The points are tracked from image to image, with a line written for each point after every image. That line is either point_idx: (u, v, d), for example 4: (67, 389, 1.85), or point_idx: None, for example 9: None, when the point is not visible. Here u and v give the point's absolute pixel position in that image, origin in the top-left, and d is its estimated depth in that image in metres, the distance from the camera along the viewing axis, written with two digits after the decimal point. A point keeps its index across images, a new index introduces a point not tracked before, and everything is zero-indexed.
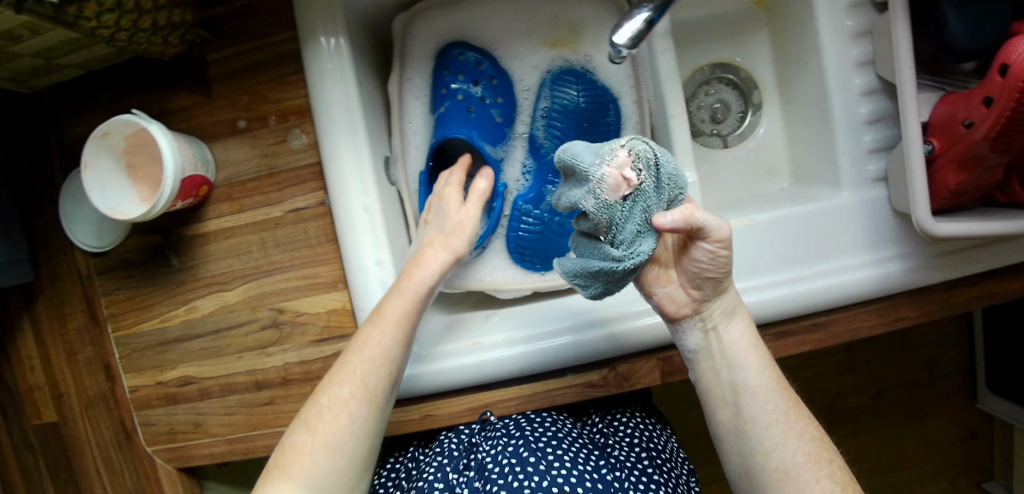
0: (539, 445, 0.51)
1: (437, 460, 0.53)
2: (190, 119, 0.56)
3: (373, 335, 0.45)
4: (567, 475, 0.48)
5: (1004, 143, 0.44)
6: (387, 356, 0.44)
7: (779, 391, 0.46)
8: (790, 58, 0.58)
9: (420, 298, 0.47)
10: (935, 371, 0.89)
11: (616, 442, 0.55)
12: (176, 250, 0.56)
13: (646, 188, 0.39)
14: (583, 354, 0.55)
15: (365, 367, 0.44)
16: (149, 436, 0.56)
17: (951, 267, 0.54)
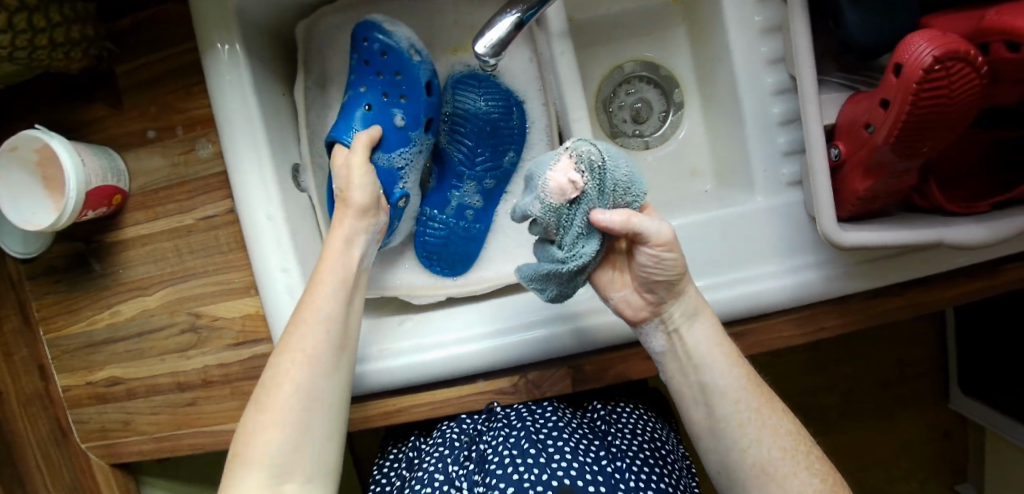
0: (539, 437, 0.49)
1: (438, 454, 0.53)
2: (104, 131, 0.56)
3: (301, 332, 0.43)
4: (566, 466, 0.46)
5: (908, 149, 0.41)
6: (318, 352, 0.43)
7: (750, 385, 0.42)
8: (707, 53, 0.59)
9: (341, 288, 0.46)
10: (905, 369, 0.87)
11: (618, 431, 0.54)
12: (97, 256, 0.58)
13: (589, 191, 0.38)
14: (553, 347, 0.57)
15: (298, 365, 0.42)
16: (82, 433, 0.61)
17: (862, 276, 0.53)
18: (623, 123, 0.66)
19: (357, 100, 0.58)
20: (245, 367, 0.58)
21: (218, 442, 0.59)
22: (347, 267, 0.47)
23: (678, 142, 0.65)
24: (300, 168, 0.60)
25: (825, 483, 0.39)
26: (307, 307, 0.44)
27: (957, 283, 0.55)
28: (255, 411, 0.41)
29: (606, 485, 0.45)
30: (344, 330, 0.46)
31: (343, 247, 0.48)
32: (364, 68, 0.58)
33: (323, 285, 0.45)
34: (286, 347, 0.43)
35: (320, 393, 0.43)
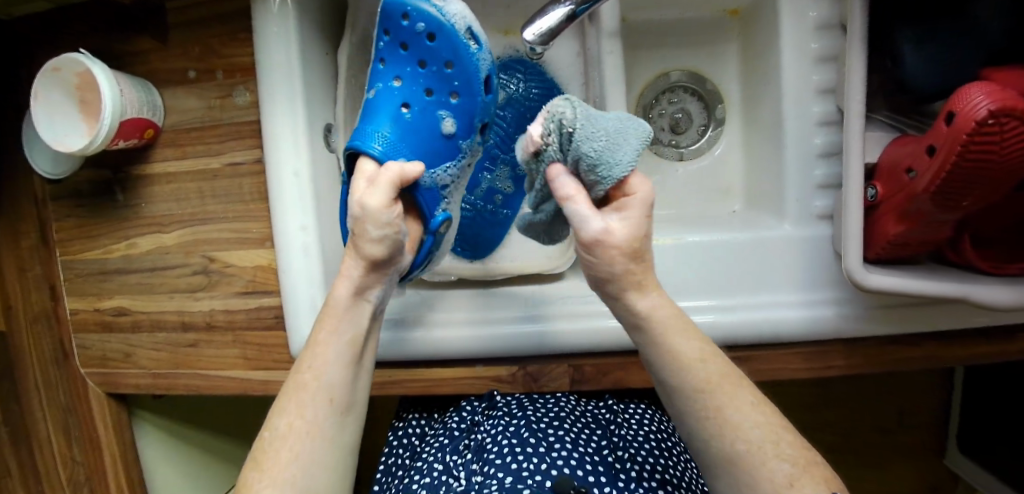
0: (539, 426, 0.52)
1: (441, 440, 0.55)
2: (146, 64, 0.57)
3: (310, 361, 0.42)
4: (566, 456, 0.48)
5: (949, 201, 0.40)
6: (326, 384, 0.41)
7: (706, 385, 0.39)
8: (755, 75, 0.58)
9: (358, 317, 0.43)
10: (903, 419, 0.85)
11: (622, 423, 0.56)
12: (122, 186, 0.58)
13: (552, 152, 0.39)
14: (528, 346, 0.56)
15: (305, 397, 0.41)
16: (84, 359, 0.63)
17: (878, 321, 0.52)
18: (660, 131, 0.65)
19: (392, 96, 0.48)
20: (250, 317, 0.58)
21: (214, 386, 0.60)
22: (355, 329, 0.43)
23: (713, 159, 0.64)
24: (333, 129, 0.60)
25: (796, 468, 0.36)
26: (308, 371, 0.41)
27: (973, 344, 0.55)
28: (253, 471, 0.39)
29: (606, 475, 0.48)
30: (358, 361, 0.44)
31: (351, 303, 0.43)
32: (402, 54, 0.48)
33: (324, 348, 0.42)
34: (285, 411, 0.41)
35: (318, 464, 0.40)
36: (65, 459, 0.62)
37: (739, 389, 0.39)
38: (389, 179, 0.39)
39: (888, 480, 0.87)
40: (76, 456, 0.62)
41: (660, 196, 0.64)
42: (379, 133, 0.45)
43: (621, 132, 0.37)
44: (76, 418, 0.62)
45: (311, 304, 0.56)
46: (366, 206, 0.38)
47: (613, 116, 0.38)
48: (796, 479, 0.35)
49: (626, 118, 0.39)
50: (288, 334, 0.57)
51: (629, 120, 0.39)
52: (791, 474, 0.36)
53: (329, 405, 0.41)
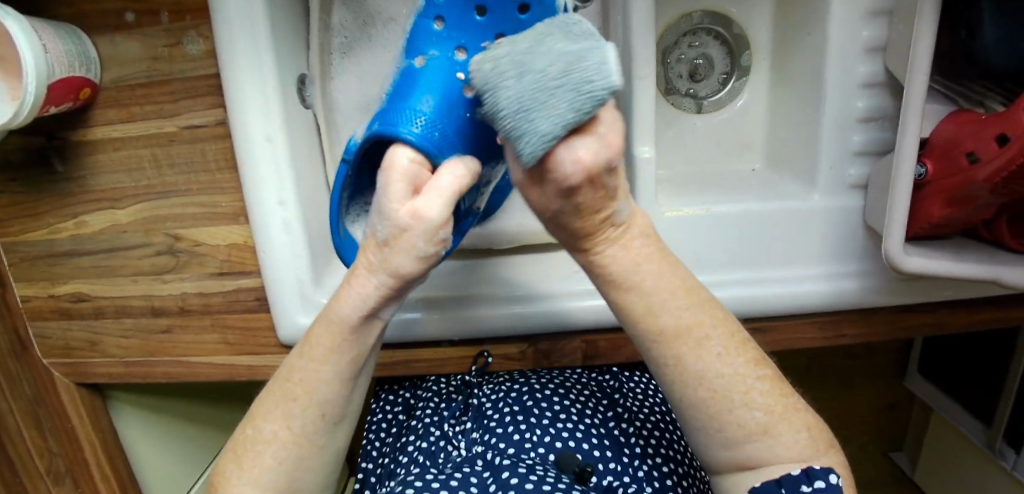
0: (543, 394, 0.50)
1: (438, 404, 0.53)
2: (68, 4, 0.46)
3: (297, 369, 0.36)
4: (572, 429, 0.47)
5: (1008, 189, 0.37)
6: (315, 398, 0.36)
7: (662, 336, 0.35)
8: (793, 21, 0.51)
9: (357, 329, 0.34)
10: (872, 347, 0.83)
11: (627, 390, 0.54)
12: (60, 155, 0.50)
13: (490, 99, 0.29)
14: (541, 325, 0.53)
15: (291, 407, 0.36)
16: (44, 349, 0.57)
17: (902, 292, 0.50)
18: (677, 78, 0.58)
19: (447, 68, 0.37)
20: (228, 300, 0.53)
21: (196, 373, 0.56)
22: (360, 346, 0.36)
23: (734, 111, 0.58)
24: (308, 80, 0.51)
25: (769, 416, 0.34)
26: (298, 387, 0.36)
27: (988, 309, 0.52)
28: (232, 464, 0.37)
29: (612, 449, 0.47)
30: (359, 372, 0.37)
31: (362, 323, 0.34)
32: (476, 21, 0.39)
33: (320, 366, 0.35)
34: (270, 418, 0.36)
35: (304, 468, 0.37)
36: (41, 451, 0.56)
37: (705, 340, 0.35)
38: (453, 189, 0.29)
39: (852, 407, 0.87)
40: (54, 449, 0.57)
41: (677, 155, 0.59)
42: (415, 113, 0.33)
43: (524, 112, 0.26)
44: (45, 410, 0.56)
45: (298, 287, 0.51)
46: (428, 225, 0.28)
47: (534, 78, 0.26)
48: (771, 427, 0.34)
49: (569, 79, 0.25)
50: (272, 316, 0.52)
51: (557, 86, 0.25)
52: (764, 422, 0.34)
53: (320, 420, 0.37)
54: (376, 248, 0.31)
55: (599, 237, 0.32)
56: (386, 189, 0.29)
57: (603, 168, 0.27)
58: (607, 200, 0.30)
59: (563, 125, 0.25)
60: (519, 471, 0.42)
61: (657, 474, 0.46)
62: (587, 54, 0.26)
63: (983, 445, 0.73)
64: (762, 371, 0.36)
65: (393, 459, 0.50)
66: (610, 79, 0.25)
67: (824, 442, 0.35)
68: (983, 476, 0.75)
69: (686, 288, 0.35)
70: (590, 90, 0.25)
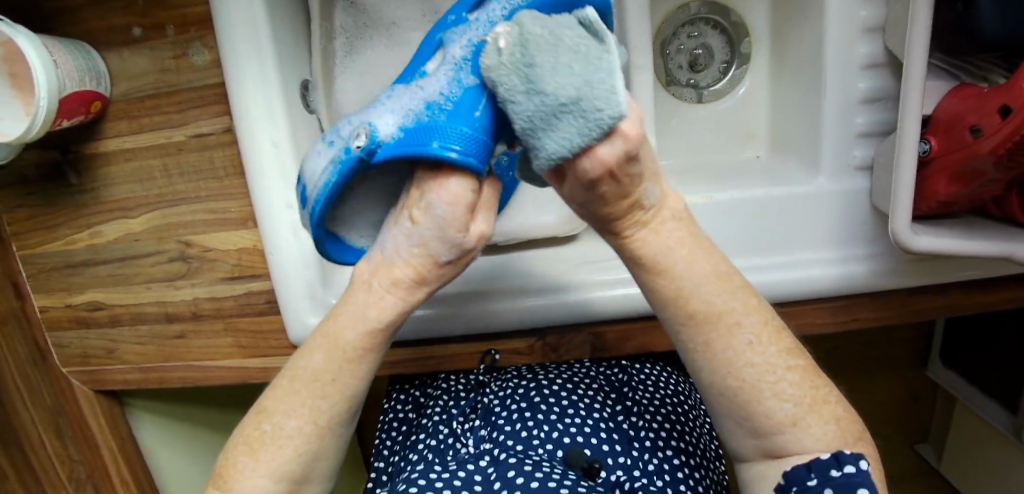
0: (551, 390, 0.50)
1: (446, 401, 0.53)
2: (78, 22, 0.48)
3: (324, 362, 0.35)
4: (579, 422, 0.48)
5: (1012, 162, 0.36)
6: (341, 392, 0.35)
7: (692, 320, 0.34)
8: (791, 5, 0.51)
9: (378, 327, 0.35)
10: (889, 332, 0.82)
11: (637, 383, 0.53)
12: (74, 167, 0.51)
13: (509, 64, 0.28)
14: (545, 317, 0.54)
15: (315, 401, 0.35)
16: (64, 358, 0.58)
17: (914, 274, 0.49)
18: (677, 69, 0.58)
19: None
20: (240, 304, 0.54)
21: (212, 377, 0.57)
22: (387, 344, 0.36)
23: (736, 99, 0.58)
24: (311, 85, 0.52)
25: (798, 408, 0.33)
26: (329, 384, 0.35)
27: (1004, 288, 0.51)
28: (245, 454, 0.34)
29: (620, 444, 0.46)
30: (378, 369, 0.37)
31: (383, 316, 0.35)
32: None
33: (355, 364, 0.35)
34: (294, 414, 0.34)
35: (322, 460, 0.36)
36: (62, 460, 0.57)
37: (736, 327, 0.34)
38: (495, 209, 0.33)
39: (871, 397, 0.86)
40: (73, 455, 0.58)
41: (679, 144, 0.59)
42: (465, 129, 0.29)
43: (534, 127, 0.27)
44: (65, 417, 0.57)
45: (306, 288, 0.51)
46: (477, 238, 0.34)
47: (540, 100, 0.27)
48: (800, 419, 0.33)
49: (606, 87, 0.26)
50: (284, 319, 0.53)
51: (564, 109, 0.26)
52: (794, 413, 0.33)
53: (345, 412, 0.36)
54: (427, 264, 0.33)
55: (629, 221, 0.33)
56: (460, 218, 0.31)
57: (621, 160, 0.27)
58: (634, 187, 0.30)
59: (597, 130, 0.26)
60: (527, 472, 0.41)
61: (668, 467, 0.45)
62: (602, 77, 0.26)
63: (1009, 432, 0.72)
64: (794, 361, 0.34)
65: (402, 457, 0.50)
66: (618, 108, 0.26)
67: (852, 433, 0.33)
68: (1009, 464, 0.73)
69: (717, 275, 0.34)
70: (597, 119, 0.26)
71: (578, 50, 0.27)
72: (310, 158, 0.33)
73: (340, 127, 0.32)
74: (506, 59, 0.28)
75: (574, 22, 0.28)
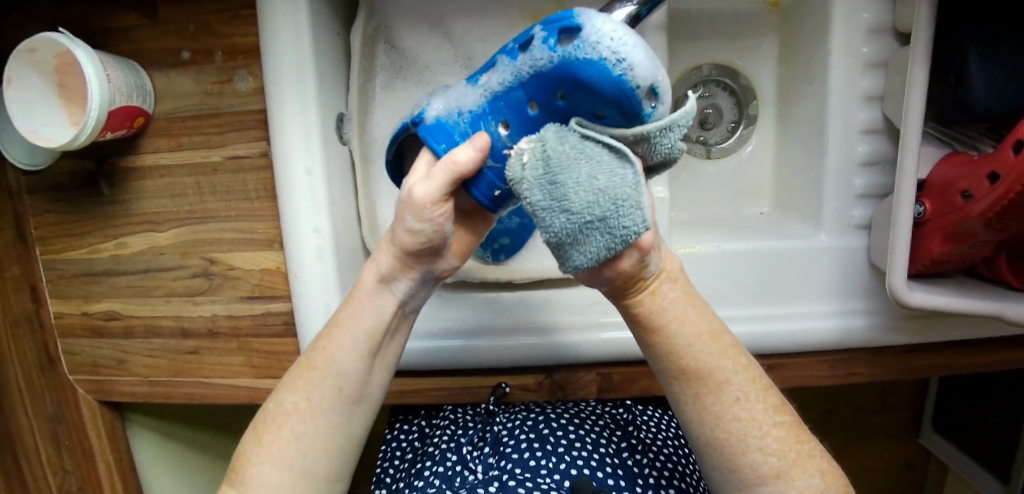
0: (560, 424, 0.51)
1: (454, 429, 0.53)
2: (133, 44, 0.51)
3: (323, 339, 0.38)
4: (586, 456, 0.48)
5: (1001, 225, 0.39)
6: (334, 368, 0.37)
7: (682, 376, 0.34)
8: (796, 73, 0.56)
9: (370, 295, 0.38)
10: (885, 399, 0.83)
11: (643, 422, 0.54)
12: (109, 178, 0.53)
13: (535, 186, 0.29)
14: (552, 356, 0.55)
15: (310, 376, 0.37)
16: (72, 366, 0.58)
17: (910, 331, 0.51)
18: (688, 126, 0.62)
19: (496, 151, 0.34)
20: (257, 323, 0.54)
21: (218, 395, 0.57)
22: (380, 322, 0.38)
23: (742, 156, 0.62)
24: (345, 118, 0.54)
25: (783, 462, 0.34)
26: (320, 355, 0.38)
27: (995, 350, 0.53)
28: (254, 442, 0.37)
29: (625, 478, 0.47)
30: (375, 350, 0.39)
31: (377, 290, 0.37)
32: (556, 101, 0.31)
33: (342, 334, 0.38)
34: (293, 388, 0.37)
35: (321, 450, 0.37)
36: (55, 471, 0.56)
37: (725, 384, 0.34)
38: (455, 161, 0.31)
39: (866, 459, 0.86)
40: (67, 466, 0.56)
41: (689, 196, 0.62)
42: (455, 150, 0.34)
43: (562, 241, 0.29)
44: (65, 427, 0.57)
45: (325, 311, 0.52)
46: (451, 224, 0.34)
47: (568, 218, 0.28)
48: (784, 472, 0.33)
49: (630, 203, 0.27)
50: (299, 341, 0.54)
51: (592, 227, 0.28)
52: (778, 466, 0.34)
53: (338, 393, 0.37)
54: (403, 221, 0.34)
55: (638, 291, 0.33)
56: (434, 182, 0.31)
57: (638, 263, 0.30)
58: (646, 271, 0.32)
59: (620, 244, 0.28)
60: None
61: None
62: (616, 190, 0.27)
63: None
64: (780, 418, 0.34)
65: (407, 485, 0.50)
66: (642, 225, 0.28)
67: (838, 487, 0.34)
68: None
69: (709, 333, 0.34)
70: (623, 234, 0.28)
71: (590, 165, 0.28)
72: None
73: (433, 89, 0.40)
74: (530, 177, 0.29)
75: (592, 135, 0.29)
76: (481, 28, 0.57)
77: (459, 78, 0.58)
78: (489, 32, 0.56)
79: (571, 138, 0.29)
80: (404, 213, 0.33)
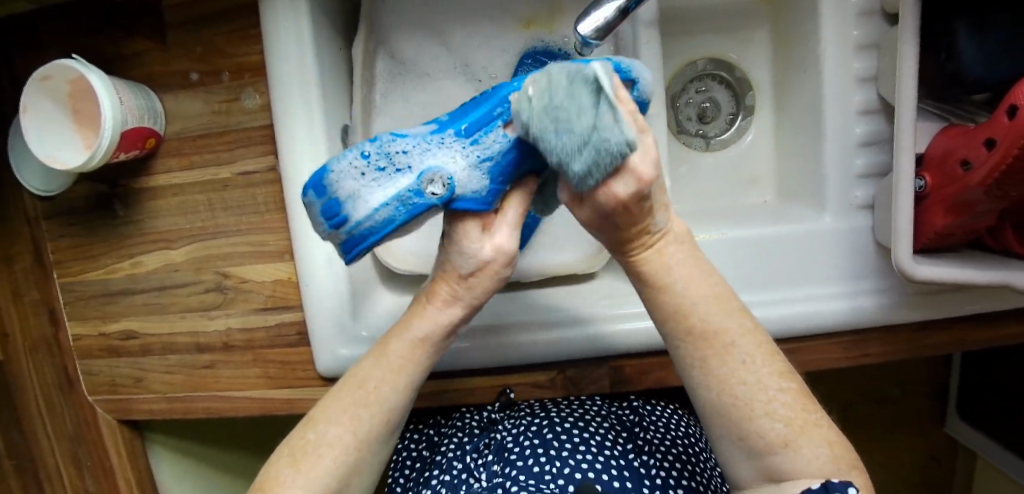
0: (564, 427, 0.50)
1: (460, 437, 0.53)
2: (143, 68, 0.53)
3: (371, 375, 0.37)
4: (591, 459, 0.46)
5: (1002, 192, 0.40)
6: (384, 404, 0.37)
7: (690, 337, 0.35)
8: (789, 62, 0.57)
9: (425, 340, 0.37)
10: (902, 385, 0.82)
11: (649, 425, 0.53)
12: (123, 200, 0.55)
13: (536, 110, 0.28)
14: (566, 350, 0.54)
15: (357, 410, 0.36)
16: (91, 386, 0.59)
17: (921, 308, 0.51)
18: (687, 120, 0.63)
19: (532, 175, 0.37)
20: (271, 335, 0.55)
21: (237, 408, 0.57)
22: (431, 361, 0.38)
23: (741, 147, 0.62)
24: (350, 129, 0.55)
25: (789, 429, 0.33)
26: (371, 391, 0.37)
27: (1008, 324, 0.53)
28: (288, 465, 0.35)
29: (632, 481, 0.45)
30: (420, 387, 0.39)
31: (441, 337, 0.38)
32: None
33: (394, 375, 0.37)
34: (338, 421, 0.36)
35: (355, 475, 0.36)
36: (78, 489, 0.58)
37: (731, 347, 0.34)
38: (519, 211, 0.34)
39: (890, 448, 0.84)
40: (88, 486, 0.59)
41: (691, 188, 0.62)
42: None
43: (565, 161, 0.28)
44: (84, 447, 0.58)
45: (337, 317, 0.53)
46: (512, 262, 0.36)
47: (568, 136, 0.27)
48: (791, 440, 0.32)
49: (605, 118, 0.26)
50: (312, 350, 0.54)
51: (586, 146, 0.26)
52: (785, 434, 0.32)
53: (382, 425, 0.37)
54: (492, 275, 0.35)
55: (637, 244, 0.34)
56: (515, 231, 0.34)
57: (633, 199, 0.29)
58: (644, 218, 0.32)
59: (604, 165, 0.27)
60: None
61: None
62: (600, 109, 0.26)
63: None
64: (786, 383, 0.34)
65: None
66: (625, 137, 0.26)
67: (846, 459, 0.32)
68: None
69: (715, 295, 0.35)
70: (609, 149, 0.26)
71: (578, 79, 0.27)
72: (362, 185, 0.31)
73: (384, 146, 0.31)
74: (536, 104, 0.28)
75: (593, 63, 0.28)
76: (479, 36, 0.58)
77: (459, 85, 0.59)
78: (486, 38, 0.58)
79: (575, 67, 0.28)
80: (494, 269, 0.34)
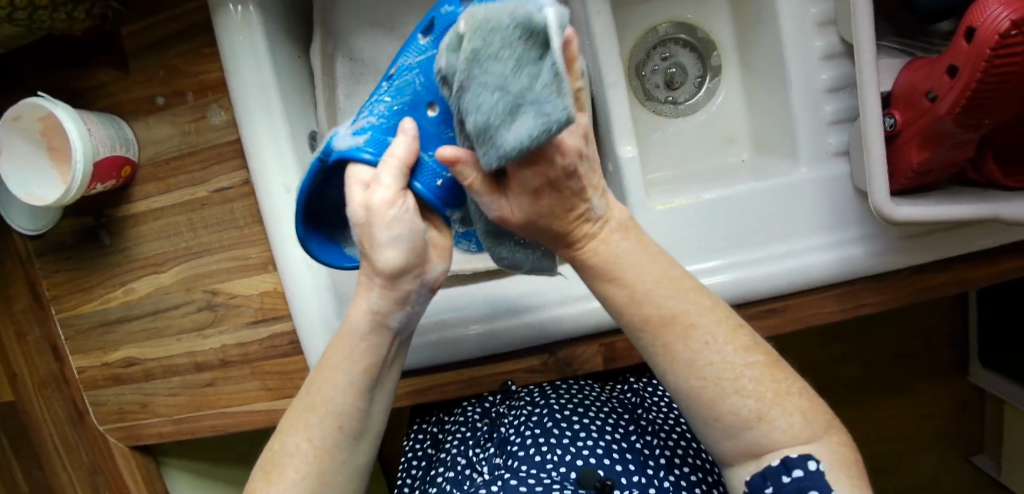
0: (563, 415, 0.49)
1: (462, 433, 0.53)
2: (110, 98, 0.53)
3: (317, 378, 0.36)
4: (591, 445, 0.46)
5: (972, 119, 0.38)
6: (332, 407, 0.35)
7: (648, 325, 0.33)
8: (749, 15, 0.56)
9: (362, 335, 0.35)
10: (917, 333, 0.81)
11: (653, 404, 0.52)
12: (108, 230, 0.56)
13: (463, 55, 0.23)
14: (553, 329, 0.55)
15: (309, 417, 0.35)
16: (99, 415, 0.60)
17: (911, 251, 0.50)
18: (655, 88, 0.62)
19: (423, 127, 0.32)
20: (264, 347, 0.56)
21: (239, 423, 0.58)
22: (374, 357, 0.36)
23: (713, 109, 0.62)
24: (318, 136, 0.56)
25: (760, 403, 0.32)
26: (315, 395, 0.36)
27: (1009, 258, 0.51)
28: (261, 481, 0.35)
29: (635, 463, 0.45)
30: (371, 386, 0.37)
31: (372, 329, 0.35)
32: None
33: (335, 374, 0.35)
34: (295, 430, 0.35)
35: (327, 484, 0.36)
36: None
37: (690, 329, 0.33)
38: (403, 149, 0.31)
39: (911, 399, 0.82)
40: None
41: (665, 154, 0.62)
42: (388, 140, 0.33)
43: (488, 123, 0.23)
44: (103, 477, 0.60)
45: (323, 322, 0.53)
46: (420, 223, 0.32)
47: (497, 93, 0.22)
48: (764, 413, 0.31)
49: (542, 80, 0.21)
50: (305, 355, 0.55)
51: (516, 108, 0.22)
52: (757, 409, 0.32)
53: (338, 432, 0.36)
54: (372, 236, 0.31)
55: (578, 236, 0.32)
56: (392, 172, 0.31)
57: (561, 175, 0.28)
58: (577, 200, 0.30)
59: (526, 136, 0.22)
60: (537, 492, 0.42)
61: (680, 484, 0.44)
62: (540, 68, 0.22)
63: None
64: (752, 357, 0.33)
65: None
66: (566, 110, 0.21)
67: (823, 424, 0.32)
68: None
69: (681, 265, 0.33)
70: (545, 120, 0.22)
71: (521, 24, 0.22)
72: None
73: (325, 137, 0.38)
74: (466, 47, 0.23)
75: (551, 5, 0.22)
76: None
77: None
78: None
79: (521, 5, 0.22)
80: (372, 228, 0.31)
